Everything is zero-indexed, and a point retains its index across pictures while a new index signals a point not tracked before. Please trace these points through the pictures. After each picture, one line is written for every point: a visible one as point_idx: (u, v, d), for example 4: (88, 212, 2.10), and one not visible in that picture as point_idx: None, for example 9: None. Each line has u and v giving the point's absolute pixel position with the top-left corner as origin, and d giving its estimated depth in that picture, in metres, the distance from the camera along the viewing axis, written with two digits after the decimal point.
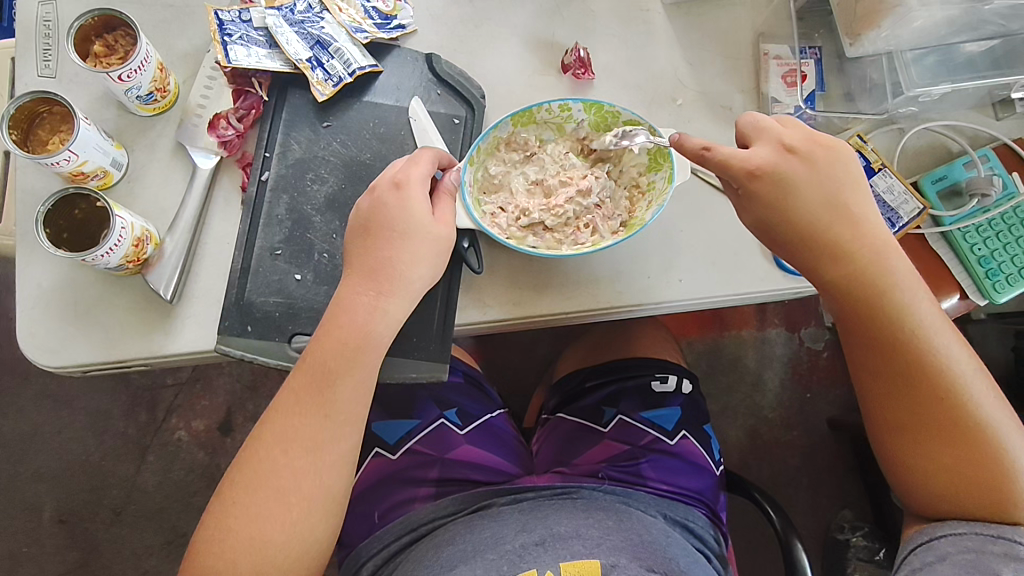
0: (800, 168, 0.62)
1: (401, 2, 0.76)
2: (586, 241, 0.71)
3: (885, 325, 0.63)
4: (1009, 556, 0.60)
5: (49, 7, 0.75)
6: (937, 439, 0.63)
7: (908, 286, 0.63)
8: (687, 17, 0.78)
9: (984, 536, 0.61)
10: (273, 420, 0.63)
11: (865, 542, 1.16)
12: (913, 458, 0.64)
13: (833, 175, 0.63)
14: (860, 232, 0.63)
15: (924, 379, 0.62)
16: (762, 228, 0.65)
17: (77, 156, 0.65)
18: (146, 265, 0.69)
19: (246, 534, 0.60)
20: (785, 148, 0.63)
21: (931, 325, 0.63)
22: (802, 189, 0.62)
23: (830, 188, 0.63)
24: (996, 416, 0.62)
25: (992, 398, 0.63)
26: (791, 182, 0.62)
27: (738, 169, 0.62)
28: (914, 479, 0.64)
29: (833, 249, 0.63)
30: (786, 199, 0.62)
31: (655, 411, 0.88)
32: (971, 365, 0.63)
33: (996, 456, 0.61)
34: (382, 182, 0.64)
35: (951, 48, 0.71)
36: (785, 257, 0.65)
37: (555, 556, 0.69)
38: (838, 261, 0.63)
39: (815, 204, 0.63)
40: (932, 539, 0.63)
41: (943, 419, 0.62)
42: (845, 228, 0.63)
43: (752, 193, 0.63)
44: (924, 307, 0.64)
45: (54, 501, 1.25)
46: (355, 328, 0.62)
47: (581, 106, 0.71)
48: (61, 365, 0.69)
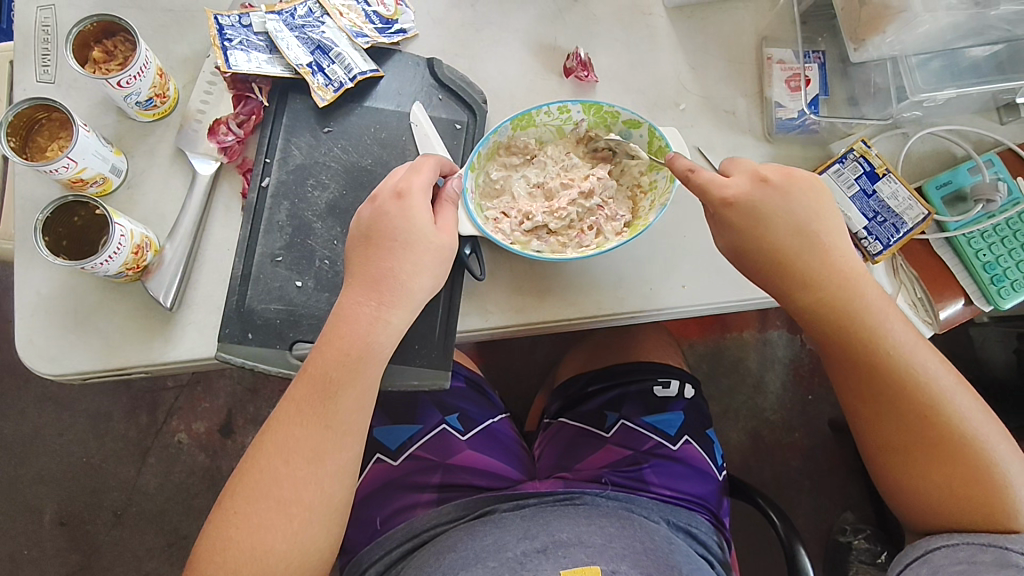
0: (770, 195, 0.62)
1: (402, 6, 0.76)
2: (590, 243, 0.70)
3: (863, 348, 0.63)
4: (1001, 563, 0.58)
5: (48, 12, 0.74)
6: (926, 454, 0.63)
7: (881, 310, 0.63)
8: (691, 20, 0.78)
9: (975, 546, 0.60)
10: (274, 429, 0.63)
11: (867, 544, 1.16)
12: (906, 476, 0.64)
13: (803, 202, 0.63)
14: (831, 259, 0.63)
15: (905, 399, 0.63)
16: (737, 253, 0.64)
17: (76, 163, 0.64)
18: (145, 272, 0.68)
19: (248, 543, 0.60)
20: (758, 177, 0.63)
21: (909, 346, 0.63)
22: (774, 215, 0.62)
23: (802, 218, 0.63)
24: (983, 428, 0.62)
25: (978, 411, 0.63)
26: (761, 211, 0.62)
27: (712, 196, 0.62)
28: (906, 494, 0.64)
29: (805, 278, 0.63)
30: (759, 228, 0.62)
31: (657, 416, 0.88)
32: (952, 381, 0.63)
33: (987, 469, 0.61)
34: (384, 190, 0.64)
35: (955, 53, 0.71)
36: (762, 286, 0.65)
37: (557, 564, 0.68)
38: (810, 290, 0.63)
39: (785, 231, 0.62)
40: (927, 552, 0.62)
41: (931, 435, 0.62)
42: (815, 257, 0.63)
43: (727, 220, 0.62)
44: (900, 329, 0.63)
45: (54, 503, 1.24)
46: (357, 338, 0.62)
47: (580, 107, 0.70)
48: (61, 373, 0.68)
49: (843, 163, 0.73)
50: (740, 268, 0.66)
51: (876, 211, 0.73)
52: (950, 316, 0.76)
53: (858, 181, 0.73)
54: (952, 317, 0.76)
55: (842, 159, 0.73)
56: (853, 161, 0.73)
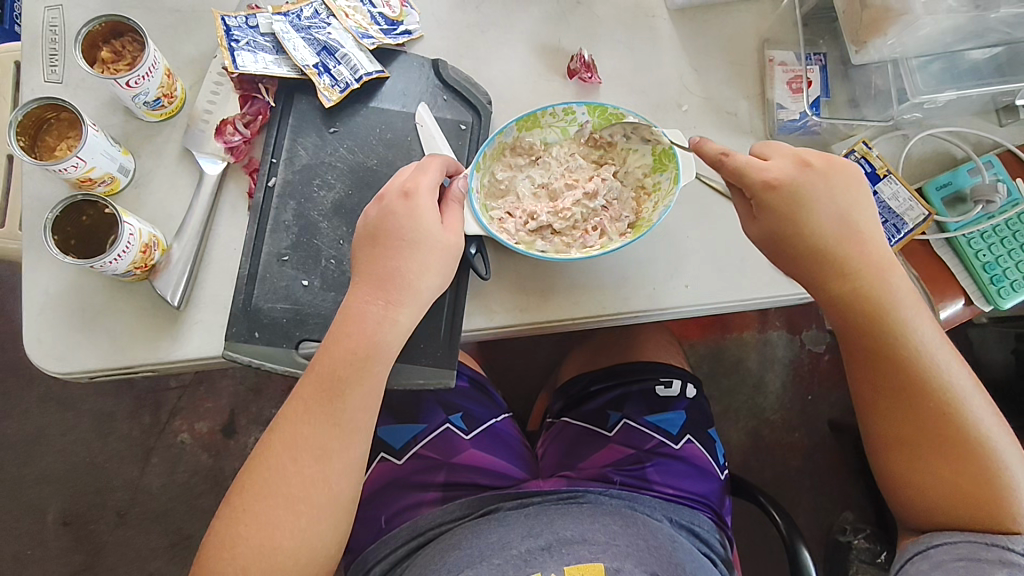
0: (813, 181, 0.63)
1: (407, 8, 0.76)
2: (594, 244, 0.71)
3: (891, 338, 0.64)
4: (1001, 562, 0.59)
5: (55, 13, 0.75)
6: (934, 452, 0.63)
7: (910, 302, 0.64)
8: (693, 22, 0.78)
9: (975, 543, 0.61)
10: (282, 427, 0.63)
11: (867, 544, 1.16)
12: (911, 471, 0.64)
13: (843, 190, 0.64)
14: (867, 247, 0.64)
15: (922, 394, 0.63)
16: (770, 238, 0.65)
17: (85, 162, 0.65)
18: (153, 271, 0.69)
19: (256, 540, 0.60)
20: (801, 164, 0.64)
21: (934, 339, 0.64)
22: (815, 200, 0.63)
23: (841, 205, 0.64)
24: (993, 430, 0.63)
25: (988, 413, 0.64)
26: (802, 194, 0.63)
27: (754, 179, 0.63)
28: (910, 491, 0.65)
29: (841, 262, 0.64)
30: (799, 211, 0.63)
31: (659, 415, 0.88)
32: (967, 379, 0.64)
33: (993, 469, 0.62)
34: (392, 190, 0.64)
35: (955, 55, 0.72)
36: (792, 271, 0.66)
37: (560, 561, 0.69)
38: (844, 275, 0.64)
39: (824, 216, 0.63)
40: (928, 548, 0.63)
41: (941, 433, 0.63)
42: (852, 243, 0.64)
43: (768, 203, 0.63)
44: (925, 322, 0.65)
45: (57, 503, 1.24)
46: (364, 337, 0.62)
47: (585, 109, 0.71)
48: (70, 372, 0.69)
49: None
50: (771, 253, 0.66)
51: (877, 211, 0.74)
52: (949, 316, 0.77)
53: None
54: (951, 317, 0.77)
55: (843, 161, 0.74)
56: (854, 162, 0.74)
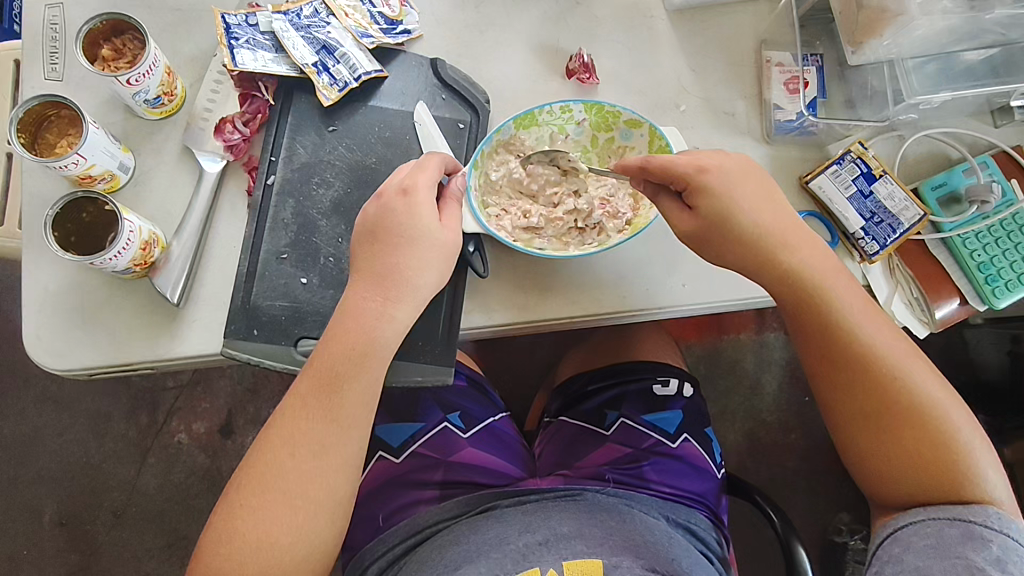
0: (737, 166, 0.66)
1: (407, 7, 0.77)
2: (593, 242, 0.72)
3: (831, 317, 0.65)
4: (968, 537, 0.59)
5: (56, 11, 0.75)
6: (889, 423, 0.63)
7: (840, 281, 0.65)
8: (691, 23, 0.79)
9: (940, 520, 0.60)
10: (280, 424, 0.63)
11: (863, 545, 1.18)
12: (873, 447, 0.64)
13: (756, 177, 0.66)
14: (796, 230, 0.66)
15: (868, 367, 0.64)
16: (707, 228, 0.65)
17: (86, 159, 0.65)
18: (153, 268, 0.69)
19: (254, 535, 0.61)
20: (720, 155, 0.67)
21: (872, 315, 0.65)
22: (740, 184, 0.65)
23: (764, 191, 0.66)
24: (942, 398, 0.64)
25: (934, 381, 0.65)
26: (730, 178, 0.64)
27: (684, 166, 0.64)
28: (874, 469, 0.65)
29: (773, 244, 0.65)
30: (726, 195, 0.64)
31: (656, 414, 0.89)
32: (907, 350, 0.65)
33: (945, 436, 0.62)
34: (390, 187, 0.65)
35: (950, 56, 0.72)
36: (732, 259, 0.66)
37: (558, 555, 0.70)
38: (780, 256, 0.65)
39: (751, 200, 0.65)
40: (896, 530, 0.62)
41: (893, 405, 0.63)
42: (783, 225, 0.65)
43: (702, 187, 0.63)
44: (859, 298, 0.66)
45: (53, 504, 1.24)
46: (361, 332, 0.62)
47: (581, 108, 0.72)
48: (68, 368, 0.69)
49: (840, 164, 0.74)
50: (705, 245, 0.66)
51: (873, 212, 0.74)
52: (944, 316, 0.76)
53: (855, 183, 0.74)
54: (948, 317, 0.77)
55: (840, 161, 0.74)
56: (850, 163, 0.74)
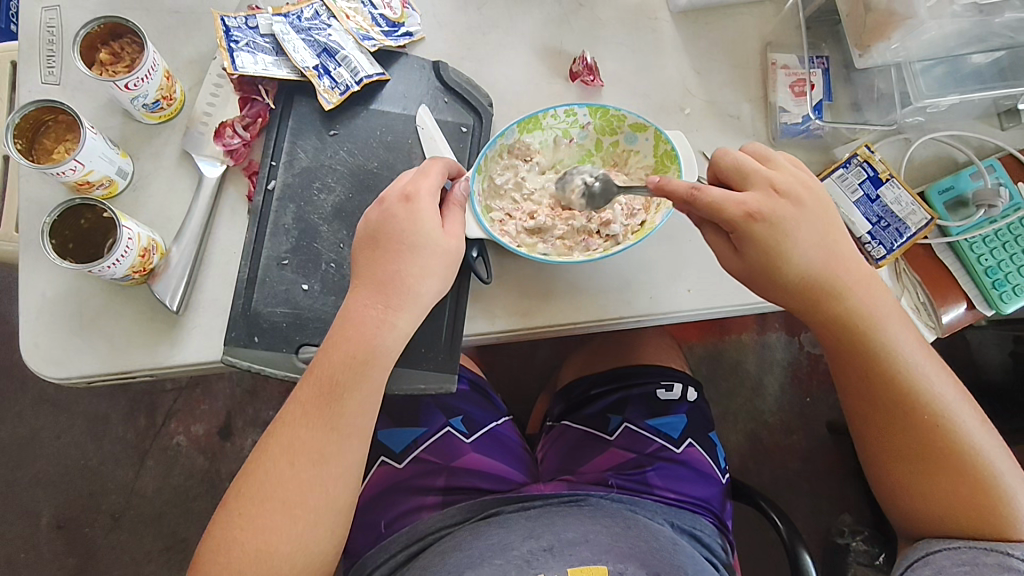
0: (793, 207, 0.62)
1: (408, 9, 0.76)
2: (598, 247, 0.71)
3: (876, 359, 0.65)
4: (1003, 567, 0.60)
5: (53, 13, 0.74)
6: (930, 465, 0.64)
7: (893, 322, 0.65)
8: (695, 24, 0.78)
9: (978, 549, 0.62)
10: (280, 432, 0.63)
11: (865, 546, 1.15)
12: (912, 485, 0.65)
13: (817, 215, 0.63)
14: (853, 272, 0.64)
15: (912, 409, 0.64)
16: (756, 271, 0.63)
17: (83, 166, 0.64)
18: (152, 275, 0.68)
19: (253, 545, 0.60)
20: (775, 191, 0.62)
21: (918, 356, 0.65)
22: (793, 229, 0.62)
23: (821, 231, 0.63)
24: (985, 441, 0.64)
25: (977, 422, 0.65)
26: (782, 223, 0.62)
27: (732, 212, 0.61)
28: (910, 505, 0.66)
29: (828, 288, 0.64)
30: (778, 241, 0.62)
31: (661, 419, 0.88)
32: (954, 392, 0.65)
33: (988, 479, 0.63)
34: (392, 193, 0.64)
35: (958, 60, 0.71)
36: (783, 300, 0.65)
37: (564, 562, 0.69)
38: (835, 299, 0.64)
39: (808, 243, 0.63)
40: (929, 554, 0.63)
41: (935, 447, 0.64)
42: (835, 267, 0.64)
43: (751, 235, 0.61)
44: (911, 340, 0.65)
45: (51, 507, 1.24)
46: (363, 340, 0.62)
47: (586, 111, 0.71)
48: (66, 376, 0.68)
49: (847, 168, 0.74)
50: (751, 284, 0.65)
51: (880, 216, 0.73)
52: (951, 320, 0.76)
53: (862, 186, 0.73)
54: (954, 322, 0.76)
55: (846, 164, 0.73)
56: (857, 166, 0.73)
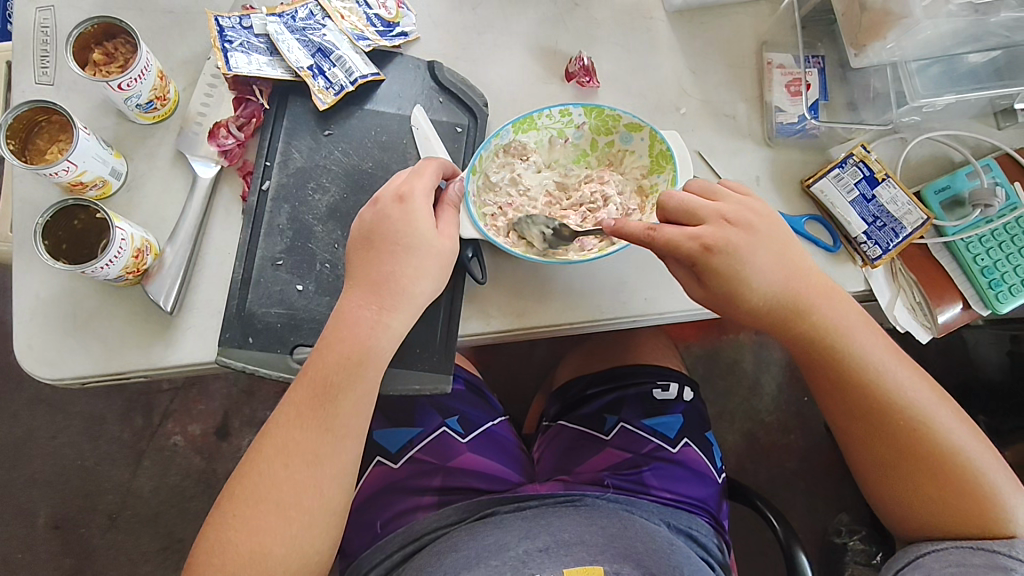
0: (745, 234, 0.62)
1: (403, 9, 0.76)
2: (593, 247, 0.70)
3: (847, 371, 0.65)
4: (991, 566, 0.60)
5: (47, 13, 0.74)
6: (914, 470, 0.64)
7: (860, 334, 0.65)
8: (691, 24, 0.78)
9: (965, 549, 0.62)
10: (274, 433, 0.63)
11: (863, 546, 1.15)
12: (899, 490, 0.66)
13: (771, 239, 0.63)
14: (815, 289, 0.64)
15: (890, 416, 0.65)
16: (721, 301, 0.64)
17: (77, 166, 0.64)
18: (146, 275, 0.68)
19: (248, 546, 0.60)
20: (724, 220, 0.62)
21: (891, 365, 0.65)
22: (749, 257, 0.62)
23: (777, 255, 0.63)
24: (968, 441, 0.64)
25: (961, 424, 0.65)
26: (738, 252, 0.62)
27: (690, 247, 0.61)
28: (899, 509, 0.66)
29: (793, 307, 0.64)
30: (736, 272, 0.62)
31: (657, 419, 0.88)
32: (931, 395, 0.65)
33: (973, 480, 0.63)
34: (386, 193, 0.64)
35: (953, 59, 0.71)
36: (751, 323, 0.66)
37: (559, 563, 0.69)
38: (801, 317, 0.64)
39: (767, 269, 0.63)
40: (920, 557, 0.64)
41: (918, 452, 0.64)
42: (798, 286, 0.64)
43: (712, 267, 0.62)
44: (880, 349, 0.66)
45: (48, 507, 1.24)
46: (356, 340, 0.62)
47: (581, 111, 0.71)
48: (60, 377, 0.68)
49: (843, 168, 0.73)
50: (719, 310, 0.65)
51: (876, 216, 0.73)
52: (947, 320, 0.75)
53: (858, 186, 0.73)
54: (950, 321, 0.75)
55: (842, 164, 0.73)
56: (853, 166, 0.73)
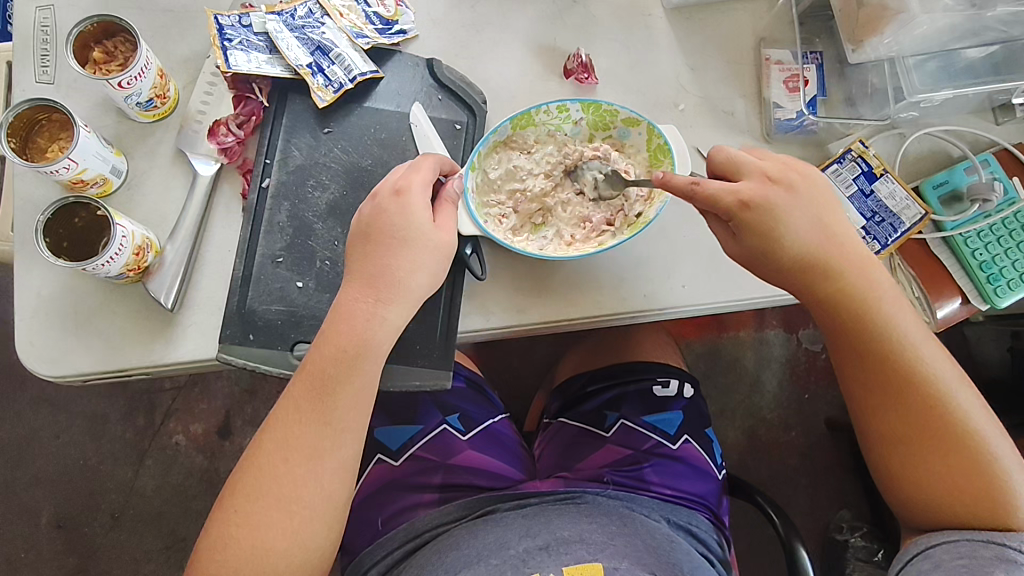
0: (787, 192, 0.63)
1: (402, 7, 0.76)
2: (592, 241, 0.72)
3: (874, 340, 0.65)
4: (1001, 559, 0.60)
5: (47, 12, 0.74)
6: (926, 447, 0.64)
7: (892, 305, 0.65)
8: (689, 21, 0.78)
9: (975, 541, 0.62)
10: (274, 428, 0.63)
11: (864, 542, 1.17)
12: (908, 470, 0.65)
13: (813, 198, 0.64)
14: (849, 254, 0.64)
15: (910, 391, 0.64)
16: (753, 256, 0.64)
17: (77, 164, 0.64)
18: (147, 273, 0.68)
19: (249, 542, 0.60)
20: (767, 178, 0.63)
21: (919, 339, 0.65)
22: (790, 214, 0.62)
23: (818, 216, 0.64)
24: (984, 425, 0.64)
25: (977, 405, 0.65)
26: (778, 209, 0.62)
27: (728, 201, 0.62)
28: (905, 490, 0.66)
29: (825, 270, 0.64)
30: (775, 227, 0.62)
31: (657, 416, 0.88)
32: (954, 374, 0.65)
33: (985, 463, 0.63)
34: (384, 188, 0.64)
35: (951, 54, 0.72)
36: (780, 283, 0.66)
37: (559, 562, 0.69)
38: (832, 281, 0.64)
39: (804, 228, 0.63)
40: (928, 548, 0.64)
41: (932, 430, 0.64)
42: (833, 249, 0.64)
43: (747, 222, 0.62)
44: (910, 322, 0.65)
45: (51, 506, 1.24)
46: (353, 334, 0.62)
47: (578, 107, 0.71)
48: (62, 374, 0.68)
49: (842, 163, 0.74)
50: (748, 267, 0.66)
51: (874, 211, 0.73)
52: (946, 315, 0.76)
53: (856, 181, 0.73)
54: (948, 317, 0.76)
55: (841, 159, 0.74)
56: (852, 161, 0.73)
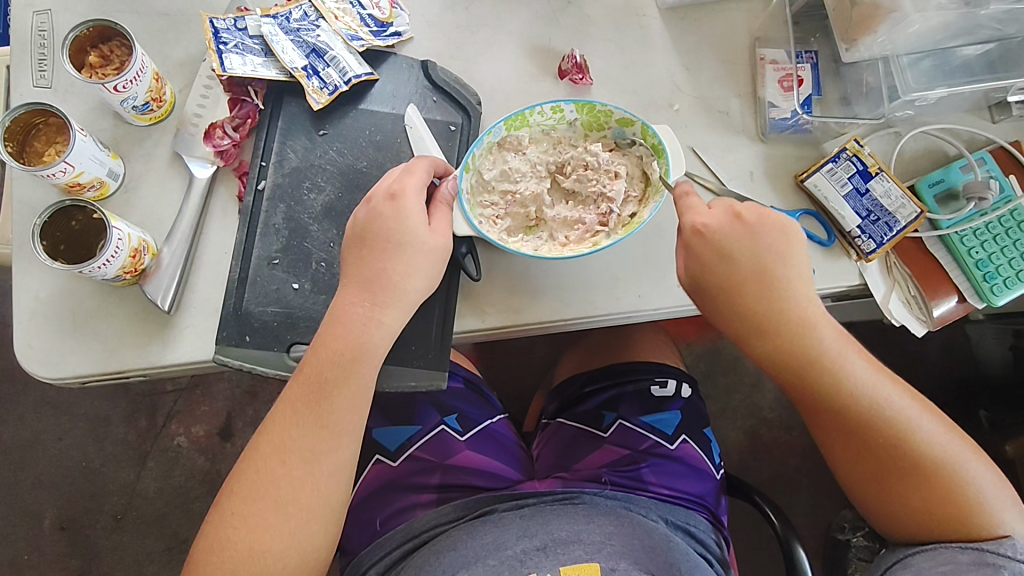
0: (733, 229, 0.63)
1: (397, 9, 0.76)
2: (587, 241, 0.72)
3: (822, 392, 0.65)
4: (979, 562, 0.61)
5: (44, 17, 0.75)
6: (896, 481, 0.65)
7: (837, 353, 0.65)
8: (684, 21, 0.78)
9: (951, 548, 0.63)
10: (271, 430, 0.63)
11: (866, 541, 1.13)
12: (883, 501, 0.67)
13: (764, 242, 0.63)
14: (791, 307, 0.64)
15: (870, 432, 0.65)
16: (703, 301, 0.66)
17: (74, 167, 0.65)
18: (143, 275, 0.69)
19: (246, 542, 0.61)
20: (726, 210, 0.64)
21: (867, 384, 0.65)
22: (735, 255, 0.63)
23: (763, 261, 0.63)
24: (951, 449, 0.64)
25: (941, 434, 0.65)
26: (725, 249, 0.62)
27: (682, 223, 0.63)
28: (884, 517, 0.68)
29: (764, 328, 0.64)
30: (718, 266, 0.63)
31: (655, 416, 0.88)
32: (911, 407, 0.65)
33: (956, 488, 0.63)
34: (378, 192, 0.64)
35: (946, 52, 0.71)
36: (730, 333, 0.67)
37: (555, 561, 0.69)
38: (772, 336, 0.64)
39: (746, 276, 0.63)
40: (908, 556, 0.65)
41: (897, 464, 0.65)
42: (772, 303, 0.64)
43: (687, 255, 0.63)
44: (856, 366, 0.65)
45: (54, 508, 1.24)
46: (350, 338, 0.62)
47: (573, 107, 0.71)
48: (60, 377, 0.69)
49: (836, 162, 0.73)
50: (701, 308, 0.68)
51: (869, 209, 0.73)
52: (944, 313, 0.75)
53: (851, 180, 0.73)
54: (945, 315, 0.75)
55: (835, 158, 0.73)
56: (846, 160, 0.73)
